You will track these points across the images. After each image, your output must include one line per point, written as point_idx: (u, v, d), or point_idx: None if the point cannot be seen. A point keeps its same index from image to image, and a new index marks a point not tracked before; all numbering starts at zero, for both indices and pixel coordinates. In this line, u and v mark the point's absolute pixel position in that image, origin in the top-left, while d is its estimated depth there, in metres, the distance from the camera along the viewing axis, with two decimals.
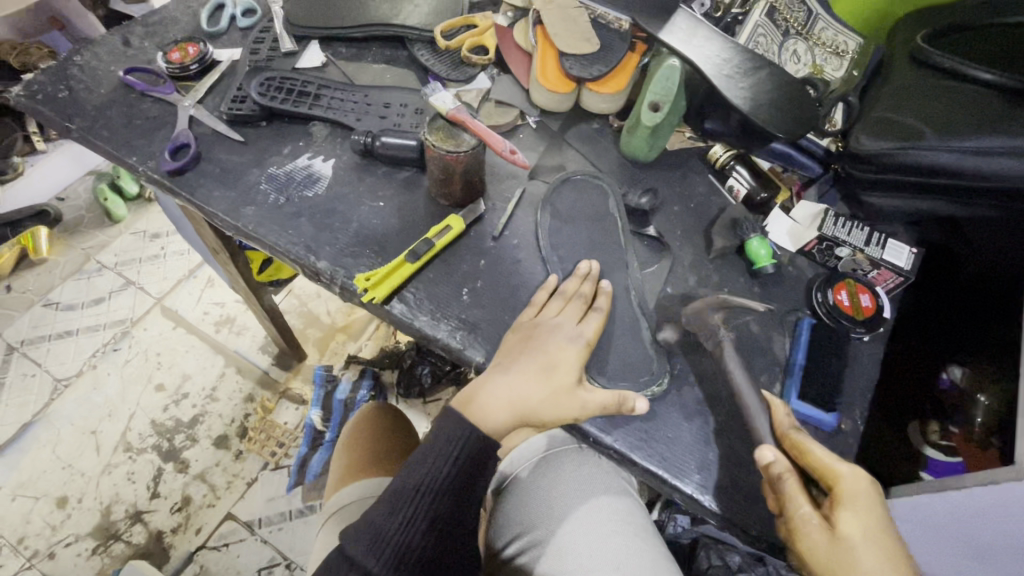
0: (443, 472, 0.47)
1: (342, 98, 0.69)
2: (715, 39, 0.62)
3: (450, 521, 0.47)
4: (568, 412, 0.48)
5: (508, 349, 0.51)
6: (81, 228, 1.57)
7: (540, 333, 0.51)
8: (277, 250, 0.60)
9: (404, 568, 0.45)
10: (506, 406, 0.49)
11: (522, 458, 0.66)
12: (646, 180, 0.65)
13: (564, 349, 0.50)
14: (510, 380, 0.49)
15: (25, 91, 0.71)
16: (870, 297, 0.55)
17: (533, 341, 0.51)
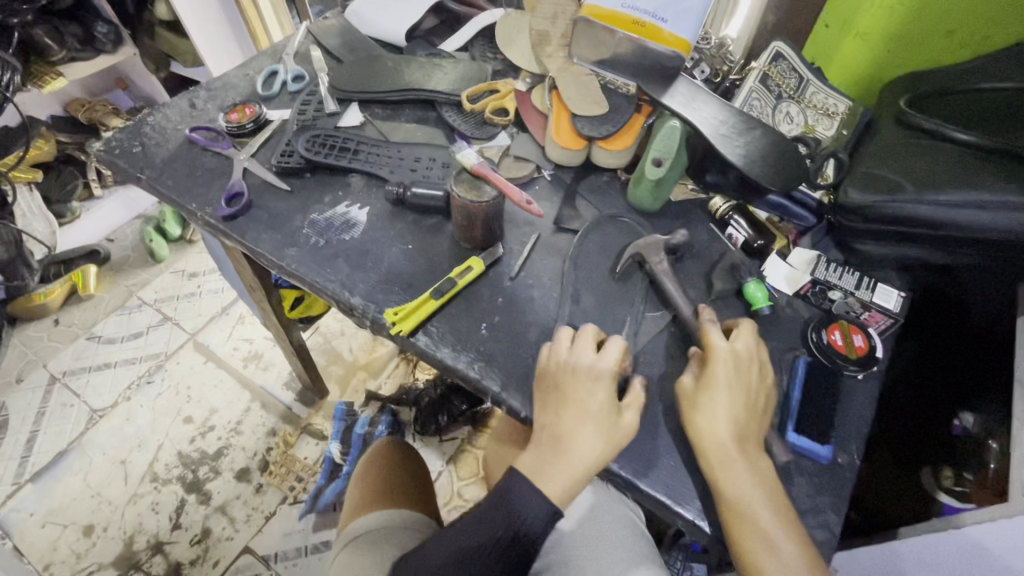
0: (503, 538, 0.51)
1: (377, 153, 0.77)
2: (712, 103, 0.70)
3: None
4: (619, 441, 0.52)
5: (546, 409, 0.54)
6: (127, 267, 1.69)
7: (567, 387, 0.53)
8: (316, 287, 0.66)
9: None
10: (570, 461, 0.51)
11: None
12: (651, 227, 0.70)
13: (592, 392, 0.53)
14: (561, 434, 0.52)
15: (105, 146, 0.82)
16: (863, 337, 0.58)
17: (564, 394, 0.53)
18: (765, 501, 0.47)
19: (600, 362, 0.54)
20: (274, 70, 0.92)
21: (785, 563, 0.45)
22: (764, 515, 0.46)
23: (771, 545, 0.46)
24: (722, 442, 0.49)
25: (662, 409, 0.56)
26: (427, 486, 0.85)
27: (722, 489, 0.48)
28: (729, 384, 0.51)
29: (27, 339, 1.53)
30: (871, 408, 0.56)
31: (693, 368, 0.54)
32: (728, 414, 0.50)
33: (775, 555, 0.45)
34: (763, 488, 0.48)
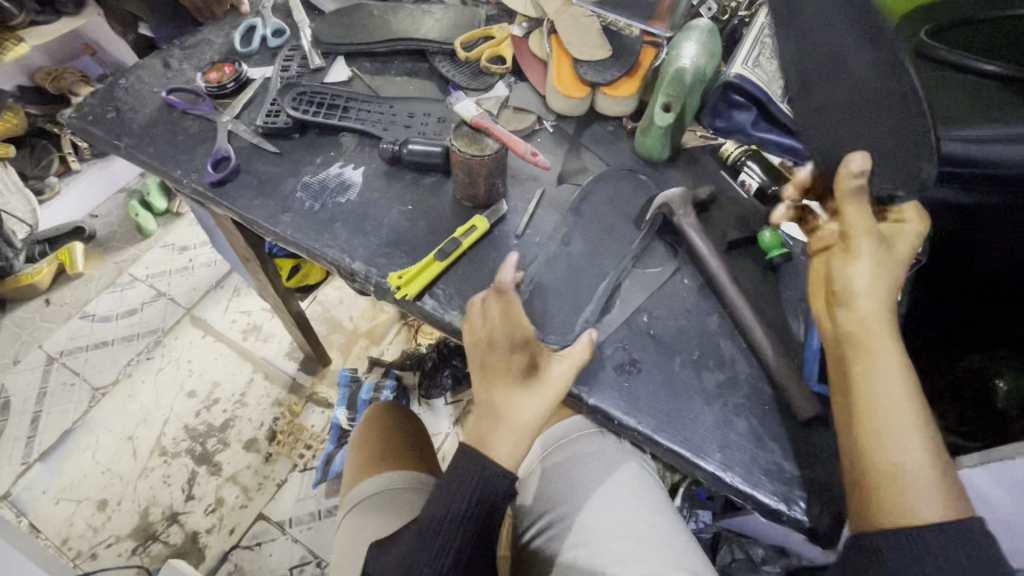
0: (465, 504, 0.48)
1: (368, 110, 0.73)
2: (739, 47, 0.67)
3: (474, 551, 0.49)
4: (558, 395, 0.50)
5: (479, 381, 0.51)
6: (115, 242, 1.64)
7: (494, 355, 0.51)
8: (314, 254, 0.64)
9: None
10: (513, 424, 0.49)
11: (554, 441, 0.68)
12: (660, 178, 0.68)
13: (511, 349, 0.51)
14: (505, 393, 0.49)
15: (77, 114, 0.77)
16: None
17: (491, 359, 0.51)
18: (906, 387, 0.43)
19: (521, 327, 0.52)
20: (252, 24, 0.85)
21: (904, 445, 0.41)
22: (914, 444, 0.41)
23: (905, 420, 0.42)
24: (857, 289, 0.45)
25: (679, 363, 0.55)
26: (426, 442, 0.86)
27: (878, 424, 0.42)
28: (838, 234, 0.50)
29: (21, 320, 1.50)
30: None
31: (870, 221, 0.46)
32: (880, 255, 0.45)
33: (894, 425, 0.41)
34: (920, 437, 0.41)
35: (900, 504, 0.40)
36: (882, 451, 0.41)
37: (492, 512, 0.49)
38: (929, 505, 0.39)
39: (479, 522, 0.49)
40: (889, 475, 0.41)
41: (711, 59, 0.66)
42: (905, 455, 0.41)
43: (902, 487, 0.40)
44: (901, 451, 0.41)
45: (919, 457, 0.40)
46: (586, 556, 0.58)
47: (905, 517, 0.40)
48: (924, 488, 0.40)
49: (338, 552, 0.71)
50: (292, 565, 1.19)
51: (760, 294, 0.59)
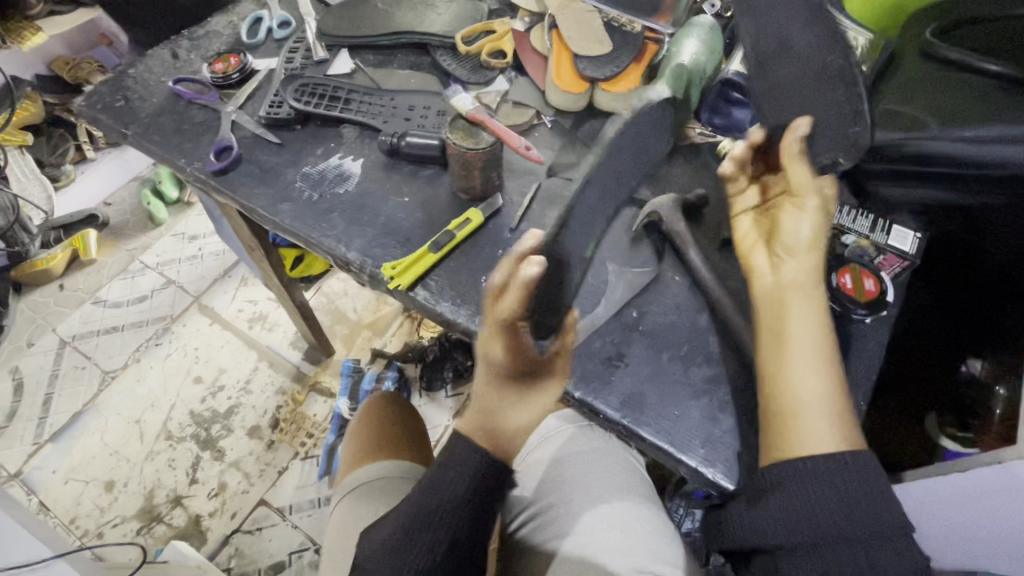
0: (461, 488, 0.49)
1: (369, 102, 0.74)
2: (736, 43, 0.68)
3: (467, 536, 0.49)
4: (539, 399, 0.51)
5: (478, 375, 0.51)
6: (126, 230, 1.67)
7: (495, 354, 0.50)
8: (311, 243, 0.65)
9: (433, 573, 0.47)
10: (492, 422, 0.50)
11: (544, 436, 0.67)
12: (656, 174, 0.68)
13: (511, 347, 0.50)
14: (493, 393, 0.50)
15: (87, 102, 0.78)
16: (874, 281, 0.56)
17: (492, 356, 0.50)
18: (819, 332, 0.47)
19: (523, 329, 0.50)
20: (259, 16, 0.87)
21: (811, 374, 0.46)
22: (815, 381, 0.46)
23: (822, 361, 0.47)
24: (798, 241, 0.51)
25: (667, 358, 0.55)
26: (422, 434, 0.87)
27: (789, 357, 0.47)
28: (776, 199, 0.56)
29: (34, 304, 1.53)
30: (880, 354, 0.55)
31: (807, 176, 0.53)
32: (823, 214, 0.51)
33: (806, 357, 0.47)
34: (823, 376, 0.46)
35: (800, 431, 0.44)
36: (787, 377, 0.46)
37: (490, 498, 0.49)
38: (825, 429, 0.44)
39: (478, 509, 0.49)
40: (792, 404, 0.45)
41: (710, 56, 0.68)
42: (810, 388, 0.45)
43: (801, 416, 0.45)
44: (805, 383, 0.46)
45: (822, 386, 0.45)
46: (569, 545, 0.59)
47: (801, 443, 0.44)
48: (822, 414, 0.45)
49: (331, 536, 0.72)
50: (291, 550, 1.21)
51: (752, 293, 0.59)
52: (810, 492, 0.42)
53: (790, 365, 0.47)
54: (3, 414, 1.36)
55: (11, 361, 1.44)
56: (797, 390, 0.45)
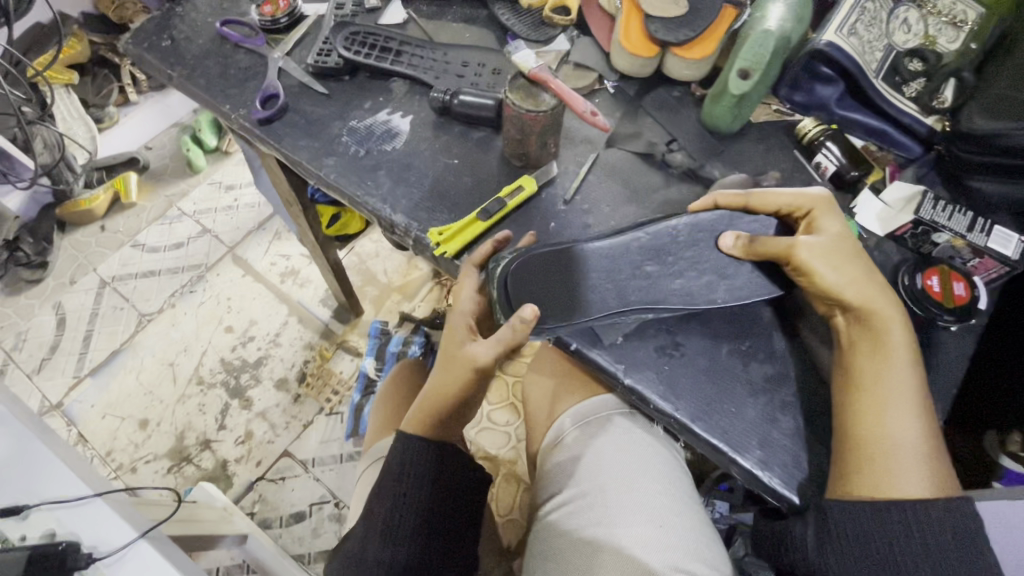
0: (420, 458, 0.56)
1: (421, 56, 0.70)
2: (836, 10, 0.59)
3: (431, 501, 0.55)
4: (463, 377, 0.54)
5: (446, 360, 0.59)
6: (166, 175, 1.67)
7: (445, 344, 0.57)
8: (356, 201, 0.62)
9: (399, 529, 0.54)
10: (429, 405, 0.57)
11: (587, 413, 0.67)
12: (725, 153, 0.63)
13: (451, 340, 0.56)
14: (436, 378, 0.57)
15: (134, 40, 0.76)
16: (965, 286, 0.52)
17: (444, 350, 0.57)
18: (910, 380, 0.46)
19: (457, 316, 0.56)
20: None
21: (905, 421, 0.44)
22: (909, 431, 0.44)
23: (916, 410, 0.45)
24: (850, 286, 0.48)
25: (727, 351, 0.52)
26: None
27: (876, 401, 0.45)
28: (832, 255, 0.49)
29: (76, 243, 1.56)
30: (963, 366, 0.50)
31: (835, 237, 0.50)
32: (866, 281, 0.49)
33: (899, 405, 0.45)
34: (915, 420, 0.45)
35: (894, 474, 0.43)
36: (884, 421, 0.44)
37: (441, 450, 0.57)
38: (920, 477, 0.43)
39: (436, 463, 0.56)
40: (882, 450, 0.44)
41: (799, 24, 0.60)
42: (908, 439, 0.44)
43: (898, 463, 0.43)
44: (900, 428, 0.44)
45: (917, 435, 0.44)
46: (607, 533, 0.57)
47: (892, 487, 0.43)
48: (914, 459, 0.44)
49: (358, 501, 0.73)
50: (312, 501, 1.24)
51: None
52: (881, 529, 0.42)
53: (893, 419, 0.44)
54: (46, 346, 1.41)
55: (55, 296, 1.48)
56: (891, 437, 0.44)
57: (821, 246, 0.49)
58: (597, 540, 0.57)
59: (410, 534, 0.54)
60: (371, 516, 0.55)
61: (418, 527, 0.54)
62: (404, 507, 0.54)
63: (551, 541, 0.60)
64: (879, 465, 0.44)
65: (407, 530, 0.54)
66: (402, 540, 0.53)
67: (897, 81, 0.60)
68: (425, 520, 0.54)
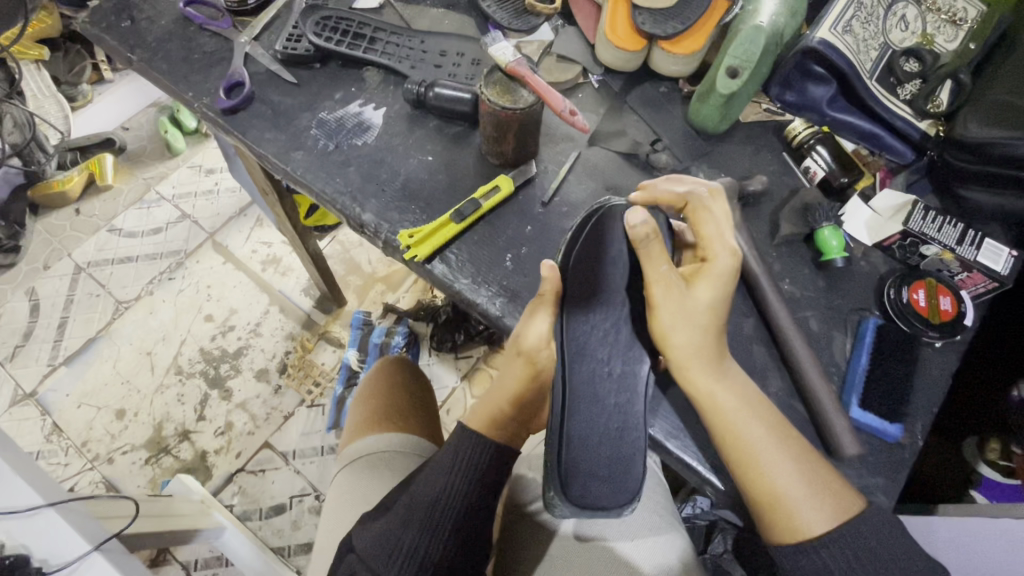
0: (477, 461, 0.52)
1: (397, 44, 0.66)
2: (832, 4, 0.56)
3: (476, 505, 0.52)
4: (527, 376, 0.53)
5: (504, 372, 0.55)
6: (143, 157, 1.61)
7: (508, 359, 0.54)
8: (324, 198, 0.59)
9: (442, 528, 0.51)
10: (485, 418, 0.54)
11: None
12: (711, 155, 0.60)
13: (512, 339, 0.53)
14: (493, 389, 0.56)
15: (92, 19, 0.72)
16: (952, 300, 0.50)
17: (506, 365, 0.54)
18: (759, 428, 0.44)
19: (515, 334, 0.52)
20: None
21: (776, 463, 0.43)
22: (784, 475, 0.43)
23: (775, 445, 0.44)
24: (671, 339, 0.44)
25: None
26: (432, 404, 0.85)
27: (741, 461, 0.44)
28: (683, 327, 0.44)
29: (50, 226, 1.50)
30: (946, 383, 0.49)
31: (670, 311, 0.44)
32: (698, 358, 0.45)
33: (765, 452, 0.44)
34: (791, 459, 0.44)
35: (795, 517, 0.42)
36: (758, 473, 0.43)
37: (487, 494, 0.52)
38: (814, 512, 0.42)
39: (477, 504, 0.52)
40: (771, 500, 0.43)
41: (792, 20, 0.57)
42: (783, 479, 0.43)
43: (789, 507, 0.42)
44: (775, 475, 0.43)
45: (794, 470, 0.43)
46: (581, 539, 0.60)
47: (798, 527, 0.42)
48: (807, 497, 0.42)
49: (329, 504, 0.71)
50: (292, 494, 1.23)
51: (803, 298, 0.52)
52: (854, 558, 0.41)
53: (761, 469, 0.43)
54: (19, 333, 1.37)
55: (28, 282, 1.44)
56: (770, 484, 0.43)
57: (668, 327, 0.45)
58: (579, 540, 0.60)
59: (447, 532, 0.51)
60: (421, 492, 0.52)
61: (459, 526, 0.51)
62: (450, 504, 0.51)
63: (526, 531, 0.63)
64: (774, 520, 0.43)
65: (449, 526, 0.51)
66: (440, 534, 0.51)
67: (890, 83, 0.57)
68: (463, 521, 0.51)
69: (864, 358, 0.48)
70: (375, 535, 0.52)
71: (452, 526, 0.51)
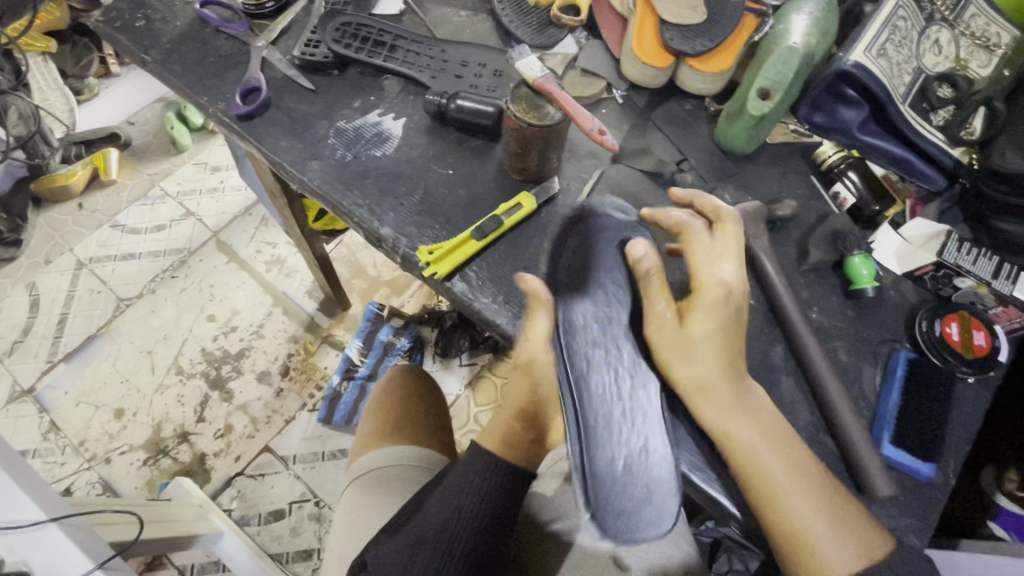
0: (490, 478, 0.52)
1: (417, 52, 0.65)
2: (867, 25, 0.55)
3: (491, 524, 0.50)
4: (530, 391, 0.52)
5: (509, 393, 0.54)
6: (148, 153, 1.59)
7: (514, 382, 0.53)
8: (341, 210, 0.58)
9: (456, 547, 0.49)
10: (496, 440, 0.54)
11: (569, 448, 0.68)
12: (737, 176, 0.59)
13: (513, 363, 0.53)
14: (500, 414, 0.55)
15: (105, 18, 0.70)
16: (986, 335, 0.49)
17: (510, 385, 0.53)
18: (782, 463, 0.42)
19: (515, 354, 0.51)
20: None
21: (801, 502, 0.42)
22: (811, 516, 0.41)
23: (797, 480, 0.42)
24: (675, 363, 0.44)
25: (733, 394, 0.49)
26: (443, 417, 0.83)
27: (761, 494, 0.42)
28: (686, 349, 0.44)
29: (52, 221, 1.48)
30: (978, 420, 0.48)
31: (671, 329, 0.44)
32: (705, 383, 0.44)
33: (790, 489, 0.42)
34: (816, 498, 0.42)
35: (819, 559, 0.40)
36: (781, 511, 0.42)
37: (501, 515, 0.51)
38: (841, 555, 0.40)
39: (490, 532, 0.50)
40: (794, 539, 0.41)
41: (824, 40, 0.56)
42: (808, 521, 0.41)
43: (810, 543, 0.41)
44: (799, 515, 0.41)
45: (820, 511, 0.41)
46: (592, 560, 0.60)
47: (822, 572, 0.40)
48: (833, 539, 0.41)
49: (339, 521, 0.69)
50: (292, 499, 1.21)
51: (831, 328, 0.51)
52: None
53: (784, 509, 0.41)
54: (18, 329, 1.35)
55: (28, 276, 1.42)
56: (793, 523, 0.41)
57: (672, 342, 0.44)
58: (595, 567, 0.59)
59: (463, 552, 0.49)
60: (433, 507, 0.51)
61: (474, 545, 0.49)
62: (463, 521, 0.50)
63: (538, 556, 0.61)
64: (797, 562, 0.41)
65: (463, 545, 0.49)
66: (455, 553, 0.49)
67: (923, 108, 0.56)
68: (477, 543, 0.50)
69: (896, 393, 0.47)
70: (385, 552, 0.49)
71: (466, 546, 0.49)
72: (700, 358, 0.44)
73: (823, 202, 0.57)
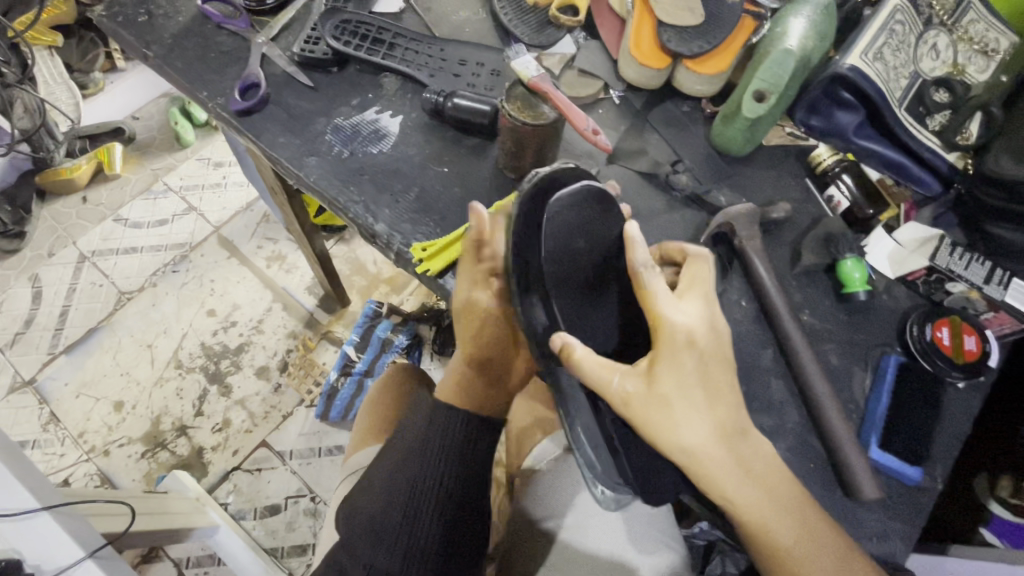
0: (456, 428, 0.54)
1: (416, 50, 0.65)
2: (864, 29, 0.55)
3: (462, 473, 0.53)
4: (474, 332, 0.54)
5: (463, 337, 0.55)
6: (151, 148, 1.60)
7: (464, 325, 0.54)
8: (337, 206, 0.58)
9: (428, 497, 0.52)
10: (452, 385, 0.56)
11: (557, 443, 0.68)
12: (732, 178, 0.59)
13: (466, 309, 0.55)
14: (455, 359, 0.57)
15: (108, 12, 0.71)
16: (977, 340, 0.49)
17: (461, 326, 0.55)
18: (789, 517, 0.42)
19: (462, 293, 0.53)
20: None
21: (814, 551, 0.42)
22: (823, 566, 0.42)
23: (807, 539, 0.42)
24: (691, 408, 0.40)
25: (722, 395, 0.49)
26: None
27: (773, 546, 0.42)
28: (699, 393, 0.41)
29: (56, 213, 1.49)
30: (967, 426, 0.48)
31: (687, 368, 0.41)
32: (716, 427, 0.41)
33: (802, 539, 0.42)
34: (827, 546, 0.42)
35: None
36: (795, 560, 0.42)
37: (470, 464, 0.54)
38: None
39: (456, 489, 0.53)
40: None
41: (821, 44, 0.56)
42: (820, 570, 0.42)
43: None
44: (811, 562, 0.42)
45: (831, 557, 0.42)
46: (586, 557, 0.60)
47: None
48: None
49: (333, 516, 0.69)
50: (288, 494, 1.22)
51: (822, 331, 0.51)
52: None
53: (797, 559, 0.42)
54: (20, 320, 1.36)
55: (31, 268, 1.43)
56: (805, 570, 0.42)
57: (686, 384, 0.40)
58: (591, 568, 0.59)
59: (436, 500, 0.52)
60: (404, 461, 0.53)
61: (447, 492, 0.52)
62: (434, 472, 0.52)
63: (530, 549, 0.61)
64: None
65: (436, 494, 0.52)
66: (428, 504, 0.52)
67: (919, 113, 0.56)
68: (450, 492, 0.53)
69: (886, 397, 0.47)
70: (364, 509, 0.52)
71: (439, 495, 0.52)
72: (710, 400, 0.41)
73: (818, 206, 0.57)
